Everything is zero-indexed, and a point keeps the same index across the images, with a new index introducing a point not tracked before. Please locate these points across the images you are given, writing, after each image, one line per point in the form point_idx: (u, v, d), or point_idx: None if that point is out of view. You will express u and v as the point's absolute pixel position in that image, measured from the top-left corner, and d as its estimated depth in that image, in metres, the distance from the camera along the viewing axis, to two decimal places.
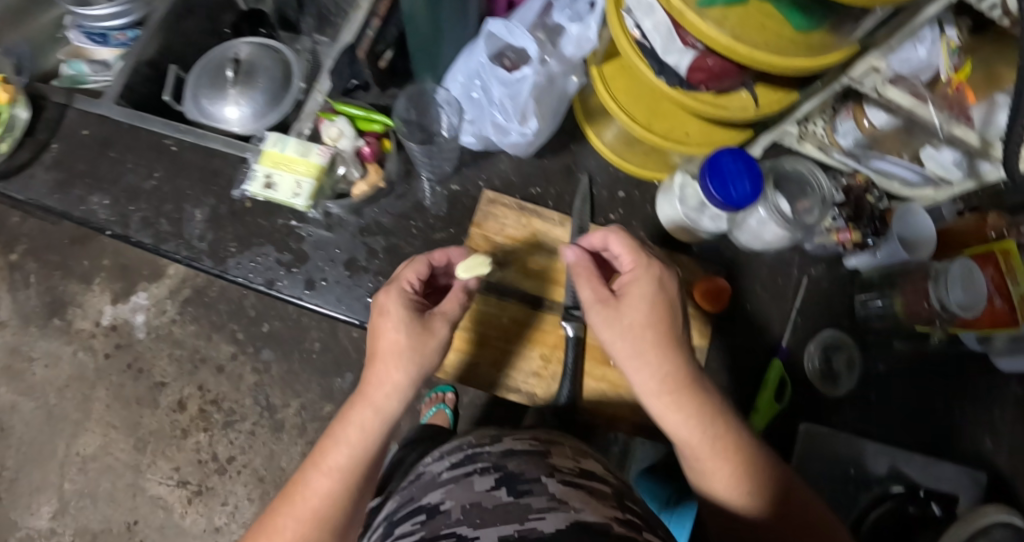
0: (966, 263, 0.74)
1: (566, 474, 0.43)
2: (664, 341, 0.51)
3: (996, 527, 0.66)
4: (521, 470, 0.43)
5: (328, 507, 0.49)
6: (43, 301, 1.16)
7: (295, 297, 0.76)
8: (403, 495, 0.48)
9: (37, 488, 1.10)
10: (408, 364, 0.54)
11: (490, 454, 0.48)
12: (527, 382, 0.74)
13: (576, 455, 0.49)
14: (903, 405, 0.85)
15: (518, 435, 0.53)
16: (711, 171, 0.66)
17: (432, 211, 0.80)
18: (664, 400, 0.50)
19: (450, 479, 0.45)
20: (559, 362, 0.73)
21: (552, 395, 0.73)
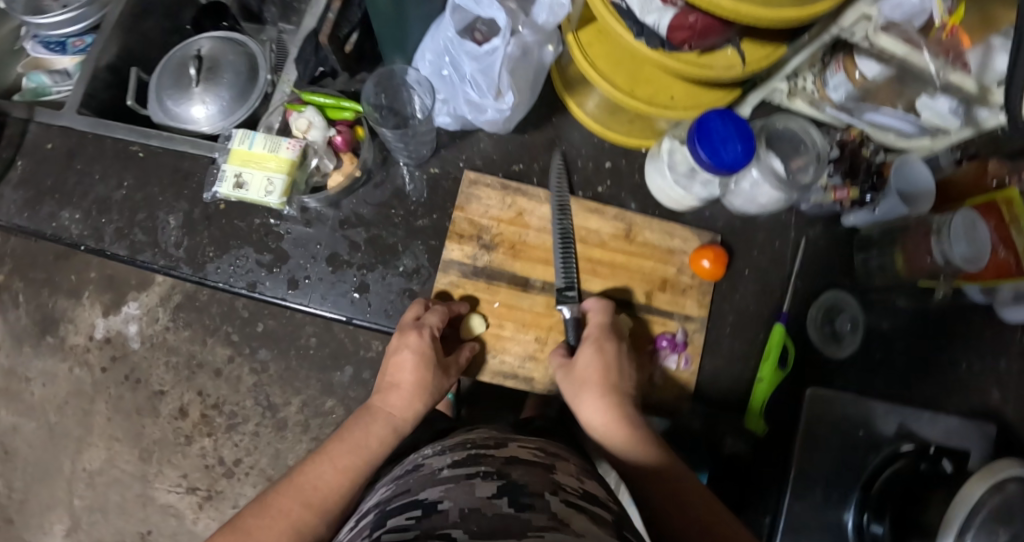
0: (969, 214, 0.72)
1: (568, 494, 0.43)
2: (604, 387, 0.59)
3: (1011, 483, 0.57)
4: (525, 483, 0.43)
5: (333, 500, 0.53)
6: (33, 319, 1.18)
7: (280, 298, 0.74)
8: (399, 486, 0.48)
9: (47, 506, 1.14)
10: (429, 394, 0.63)
11: (493, 460, 0.48)
12: (525, 366, 0.72)
13: (580, 473, 0.50)
14: (906, 362, 0.84)
15: (525, 440, 0.55)
16: (699, 133, 0.63)
17: (413, 197, 0.77)
18: (601, 433, 0.57)
19: (450, 478, 0.45)
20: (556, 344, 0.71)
21: (551, 378, 0.72)
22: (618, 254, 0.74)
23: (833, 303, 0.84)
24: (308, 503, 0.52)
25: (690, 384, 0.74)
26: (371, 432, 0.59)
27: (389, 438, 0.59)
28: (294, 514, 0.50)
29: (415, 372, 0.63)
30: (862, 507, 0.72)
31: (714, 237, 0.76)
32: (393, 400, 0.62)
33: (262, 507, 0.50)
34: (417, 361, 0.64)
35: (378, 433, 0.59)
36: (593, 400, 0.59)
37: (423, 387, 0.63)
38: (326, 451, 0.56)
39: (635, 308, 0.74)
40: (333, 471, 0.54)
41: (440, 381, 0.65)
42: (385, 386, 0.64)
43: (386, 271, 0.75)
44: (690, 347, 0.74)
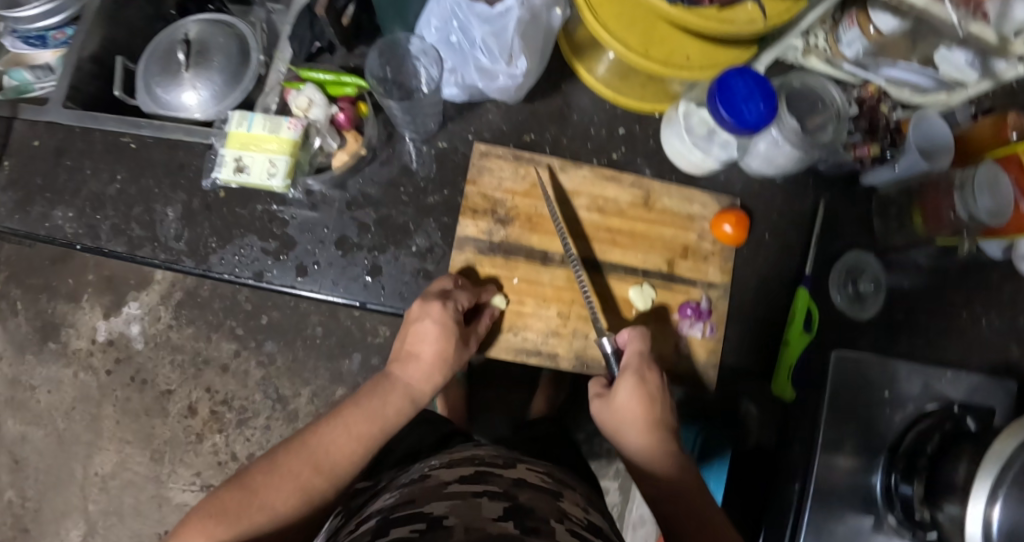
0: (992, 167, 0.70)
1: (575, 524, 0.42)
2: (649, 423, 0.58)
3: None
4: (533, 507, 0.42)
5: (342, 469, 0.57)
6: (35, 326, 1.22)
7: (289, 286, 0.71)
8: (397, 495, 0.45)
9: (64, 512, 1.22)
10: (446, 369, 0.65)
11: (500, 479, 0.47)
12: (548, 342, 0.71)
13: (585, 504, 0.49)
14: (932, 326, 0.81)
15: (533, 462, 0.53)
16: (718, 91, 0.60)
17: (421, 173, 0.74)
18: (645, 446, 0.57)
19: (453, 494, 0.43)
20: (579, 317, 0.71)
21: (575, 352, 0.71)
22: (637, 222, 0.72)
23: (856, 263, 0.81)
24: (319, 468, 0.56)
25: (716, 350, 0.72)
26: (390, 402, 0.61)
27: (404, 410, 0.62)
28: (304, 476, 0.55)
29: (435, 345, 0.64)
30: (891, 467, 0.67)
31: (732, 203, 0.74)
32: (412, 372, 0.64)
33: (274, 464, 0.55)
34: (437, 333, 0.64)
35: (396, 404, 0.61)
36: (641, 414, 0.58)
37: (442, 361, 0.64)
38: (344, 415, 0.60)
39: (658, 277, 0.71)
40: (347, 438, 0.58)
41: (459, 353, 0.66)
42: (405, 354, 0.65)
43: (398, 251, 0.72)
44: (714, 314, 0.72)
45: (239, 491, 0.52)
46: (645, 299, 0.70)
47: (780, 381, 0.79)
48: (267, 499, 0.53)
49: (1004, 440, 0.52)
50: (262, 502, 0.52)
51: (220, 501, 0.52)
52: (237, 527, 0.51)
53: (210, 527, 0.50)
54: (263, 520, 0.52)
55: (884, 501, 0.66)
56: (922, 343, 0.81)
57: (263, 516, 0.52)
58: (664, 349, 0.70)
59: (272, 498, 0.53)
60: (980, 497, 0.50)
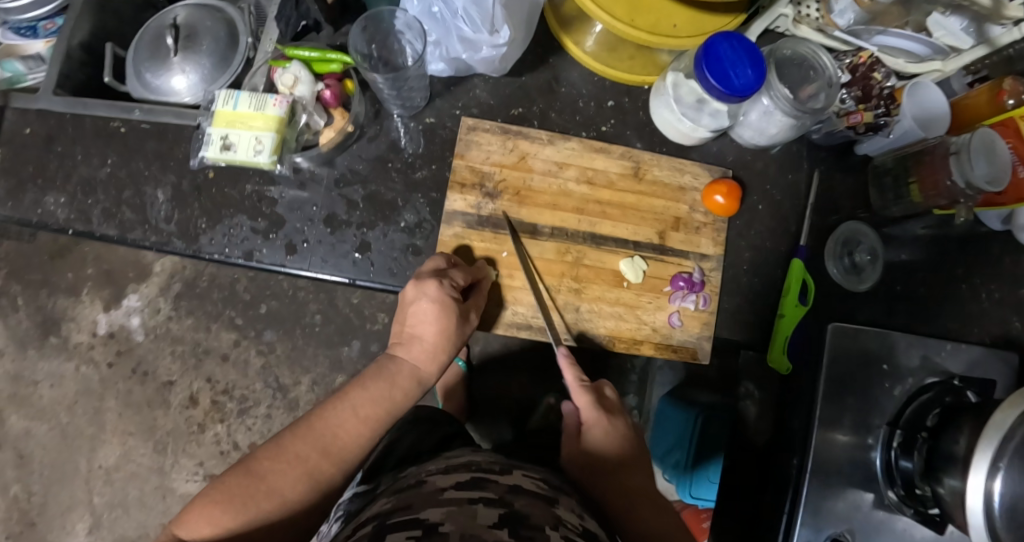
0: (987, 134, 0.68)
1: (570, 530, 0.45)
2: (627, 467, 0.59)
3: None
4: (528, 513, 0.45)
5: (349, 453, 0.58)
6: (36, 322, 1.23)
7: (279, 265, 0.71)
8: (394, 499, 0.47)
9: (69, 506, 1.22)
10: (449, 348, 0.65)
11: (495, 486, 0.49)
12: (537, 315, 0.70)
13: (580, 508, 0.51)
14: (927, 297, 0.81)
15: (530, 470, 0.56)
16: (705, 58, 0.59)
17: (409, 149, 0.74)
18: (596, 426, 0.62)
19: (450, 501, 0.46)
20: (568, 290, 0.70)
21: (563, 325, 0.70)
22: (626, 194, 0.72)
23: (852, 234, 0.81)
24: (326, 452, 0.57)
25: (711, 323, 0.71)
26: (395, 384, 0.62)
27: (409, 391, 0.63)
28: (311, 461, 0.55)
29: (435, 325, 0.64)
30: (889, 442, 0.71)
31: (725, 173, 0.74)
32: (416, 351, 0.64)
33: (279, 449, 0.55)
34: (436, 312, 0.64)
35: (402, 385, 0.62)
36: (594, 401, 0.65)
37: (443, 340, 0.64)
38: (349, 398, 0.60)
39: (649, 249, 0.71)
40: (353, 422, 0.59)
41: (461, 329, 0.66)
42: (407, 334, 0.65)
43: (387, 227, 0.72)
44: (707, 286, 0.72)
45: (245, 477, 0.53)
46: (637, 271, 0.70)
47: (775, 353, 0.79)
48: (274, 485, 0.54)
49: (1004, 412, 0.56)
50: (269, 488, 0.53)
51: (227, 487, 0.53)
52: (245, 512, 0.52)
53: (219, 514, 0.51)
54: (272, 506, 0.53)
55: (884, 477, 0.71)
56: (921, 315, 0.80)
57: (271, 502, 0.53)
58: (654, 323, 0.70)
59: (279, 484, 0.54)
60: (980, 470, 0.55)
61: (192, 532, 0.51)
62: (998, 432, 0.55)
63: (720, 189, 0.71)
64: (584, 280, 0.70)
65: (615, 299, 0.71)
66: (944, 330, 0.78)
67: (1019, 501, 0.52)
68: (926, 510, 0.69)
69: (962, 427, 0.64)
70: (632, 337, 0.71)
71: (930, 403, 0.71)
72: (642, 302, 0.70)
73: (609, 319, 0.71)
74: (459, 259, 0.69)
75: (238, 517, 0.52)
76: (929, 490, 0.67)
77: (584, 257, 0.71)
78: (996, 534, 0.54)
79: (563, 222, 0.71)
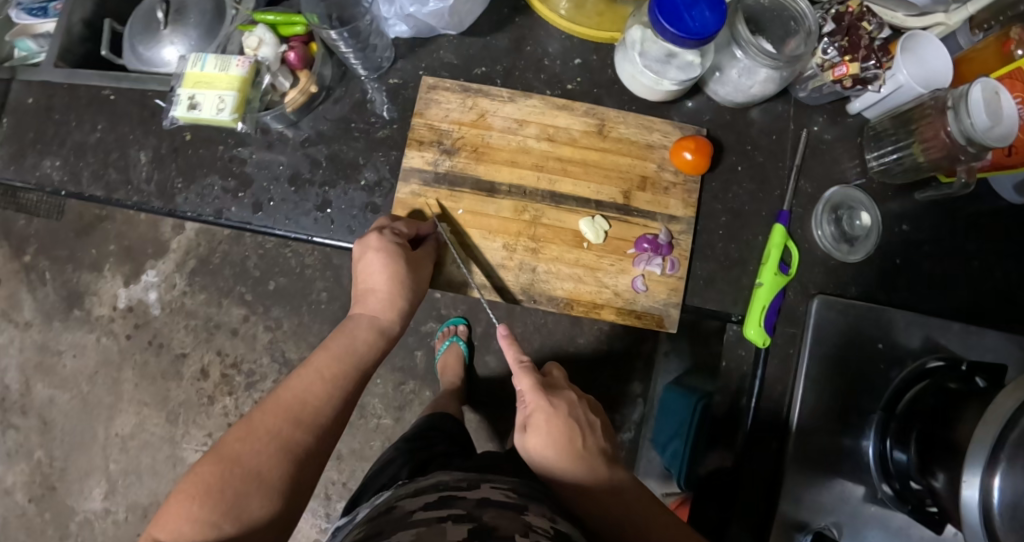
0: (988, 84, 0.63)
1: (541, 535, 0.48)
2: (570, 456, 0.58)
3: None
4: (496, 525, 0.47)
5: (320, 412, 0.58)
6: (61, 295, 1.28)
7: (246, 222, 0.76)
8: (371, 528, 0.50)
9: (87, 471, 1.29)
10: (404, 295, 0.68)
11: (464, 502, 0.52)
12: (495, 272, 0.75)
13: (551, 511, 0.53)
14: (934, 272, 0.74)
15: (497, 481, 0.57)
16: (661, 3, 0.62)
17: (374, 107, 0.78)
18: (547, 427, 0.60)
19: (420, 522, 0.48)
20: (526, 249, 0.74)
21: (520, 283, 0.75)
22: (590, 150, 0.75)
23: (842, 200, 0.75)
24: (297, 420, 0.56)
25: (678, 289, 0.74)
26: (356, 336, 0.65)
27: (372, 339, 0.65)
28: (284, 431, 0.54)
29: (385, 272, 0.67)
30: (882, 433, 0.67)
31: (697, 131, 0.76)
32: (372, 303, 0.67)
33: (247, 428, 0.54)
34: (385, 261, 0.67)
35: (363, 336, 0.65)
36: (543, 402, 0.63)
37: (397, 288, 0.68)
38: (312, 362, 0.61)
39: (613, 209, 0.75)
40: (319, 382, 0.59)
41: (414, 275, 0.69)
42: (362, 290, 0.68)
43: (348, 186, 0.76)
44: (676, 250, 0.74)
45: (217, 465, 0.50)
46: (598, 231, 0.74)
47: (751, 327, 0.73)
48: (251, 465, 0.52)
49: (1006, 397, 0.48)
50: (247, 468, 0.51)
51: (200, 478, 0.50)
52: (225, 499, 0.49)
53: (194, 508, 0.48)
54: (255, 488, 0.51)
55: (878, 470, 0.67)
56: (923, 291, 0.74)
57: (253, 484, 0.51)
58: (609, 281, 0.74)
59: (255, 462, 0.52)
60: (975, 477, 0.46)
61: (170, 536, 0.47)
62: (999, 421, 0.47)
63: (687, 145, 0.73)
64: (541, 240, 0.74)
65: (574, 260, 0.74)
66: (946, 307, 0.73)
67: (1022, 502, 0.44)
68: (923, 505, 0.63)
69: (962, 415, 0.57)
70: (592, 300, 0.74)
71: (930, 388, 0.65)
72: (602, 264, 0.74)
73: (568, 281, 0.74)
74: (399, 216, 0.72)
75: (219, 506, 0.49)
76: (923, 484, 0.61)
77: (542, 216, 0.74)
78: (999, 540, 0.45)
79: (521, 180, 0.75)
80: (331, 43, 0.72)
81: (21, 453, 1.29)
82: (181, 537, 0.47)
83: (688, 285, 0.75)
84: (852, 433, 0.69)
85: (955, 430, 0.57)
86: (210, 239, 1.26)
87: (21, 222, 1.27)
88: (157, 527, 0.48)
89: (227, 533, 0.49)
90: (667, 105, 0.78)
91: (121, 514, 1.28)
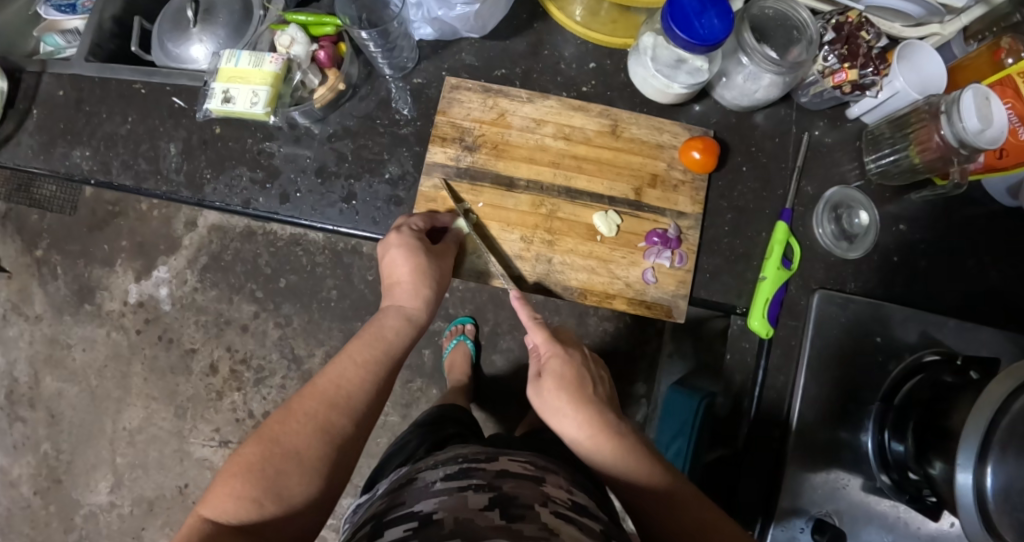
0: (981, 90, 0.67)
1: (558, 505, 0.51)
2: (580, 398, 0.63)
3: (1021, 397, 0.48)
4: (516, 495, 0.51)
5: (354, 397, 0.60)
6: (72, 289, 1.30)
7: (273, 213, 0.80)
8: (395, 496, 0.53)
9: (93, 465, 1.30)
10: (428, 284, 0.70)
11: (483, 472, 0.55)
12: (513, 264, 0.79)
13: (568, 484, 0.56)
14: (930, 271, 0.78)
15: (514, 454, 0.60)
16: (672, 13, 0.66)
17: (398, 106, 0.82)
18: (559, 390, 0.63)
19: (443, 491, 0.51)
20: (542, 241, 0.78)
21: (538, 273, 0.78)
22: (604, 149, 0.79)
23: (841, 200, 0.79)
24: (332, 403, 0.58)
25: (685, 282, 0.78)
26: (385, 325, 0.67)
27: (400, 328, 0.68)
28: (320, 414, 0.57)
29: (409, 266, 0.70)
30: (881, 425, 0.71)
31: (704, 132, 0.80)
32: (399, 295, 0.70)
33: (286, 412, 0.57)
34: (408, 255, 0.70)
35: (391, 325, 0.67)
36: (558, 360, 0.66)
37: (421, 279, 0.70)
38: (346, 350, 0.64)
39: (625, 205, 0.78)
40: (353, 368, 0.62)
41: (435, 267, 0.72)
42: (389, 283, 0.71)
43: (372, 179, 0.80)
44: (684, 244, 0.78)
45: (258, 444, 0.53)
46: (610, 225, 0.78)
47: (755, 318, 0.76)
48: (290, 445, 0.54)
49: (998, 383, 0.50)
50: (286, 448, 0.54)
51: (242, 458, 0.53)
52: (267, 477, 0.52)
53: (237, 485, 0.51)
54: (294, 468, 0.53)
55: (877, 461, 0.70)
56: (919, 289, 0.78)
57: (292, 464, 0.54)
58: (621, 275, 0.78)
59: (294, 443, 0.54)
60: (970, 461, 0.50)
61: (217, 511, 0.51)
62: (992, 405, 0.50)
63: (697, 145, 0.77)
64: (557, 233, 0.78)
65: (587, 252, 0.78)
66: (941, 304, 0.77)
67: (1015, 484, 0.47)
68: (920, 495, 0.67)
69: (958, 403, 0.61)
70: (605, 290, 0.78)
71: (926, 380, 0.68)
72: (614, 255, 0.78)
73: (582, 272, 0.78)
74: (422, 214, 0.74)
75: (261, 484, 0.52)
76: (921, 473, 0.65)
77: (557, 210, 0.78)
78: (987, 519, 0.49)
79: (538, 176, 0.79)
80: (361, 43, 0.76)
81: (28, 446, 1.30)
82: (227, 512, 0.50)
83: (694, 279, 0.79)
84: (852, 426, 0.72)
85: (952, 417, 0.61)
86: (222, 236, 1.28)
87: (34, 216, 1.29)
88: (204, 504, 0.51)
89: (268, 510, 0.51)
90: (677, 108, 0.82)
91: (126, 508, 1.29)
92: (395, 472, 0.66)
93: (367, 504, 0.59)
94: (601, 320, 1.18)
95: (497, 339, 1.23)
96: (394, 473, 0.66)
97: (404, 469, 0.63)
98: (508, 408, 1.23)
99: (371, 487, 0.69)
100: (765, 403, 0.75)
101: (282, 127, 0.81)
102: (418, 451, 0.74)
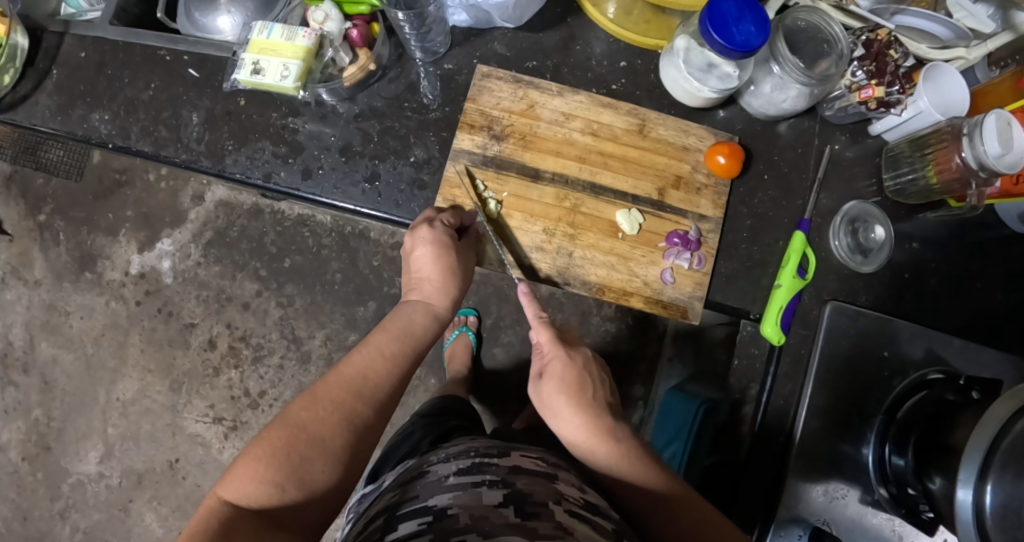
0: (1003, 116, 0.69)
1: (571, 503, 0.51)
2: (579, 402, 0.63)
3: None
4: (530, 492, 0.51)
5: (379, 387, 0.60)
6: (74, 256, 1.29)
7: (294, 188, 0.80)
8: (407, 489, 0.53)
9: (84, 434, 1.28)
10: (454, 282, 0.72)
11: (496, 468, 0.55)
12: (533, 256, 0.79)
13: (578, 482, 0.57)
14: (939, 290, 0.79)
15: (526, 450, 0.60)
16: (711, 16, 0.67)
17: (427, 91, 0.82)
18: (559, 397, 0.63)
19: (456, 486, 0.51)
20: (564, 236, 0.78)
21: (558, 267, 0.78)
22: (630, 148, 0.80)
23: (858, 214, 0.80)
24: (358, 393, 0.59)
25: (702, 283, 0.78)
26: (413, 320, 0.68)
27: (426, 323, 0.69)
28: (347, 403, 0.57)
29: (437, 262, 0.71)
30: (882, 439, 0.72)
31: (730, 138, 0.81)
32: (426, 290, 0.71)
33: (311, 398, 0.57)
34: (436, 251, 0.71)
35: (419, 320, 0.68)
36: (560, 364, 0.66)
37: (448, 276, 0.72)
38: (372, 340, 0.64)
39: (648, 204, 0.79)
40: (380, 360, 0.62)
41: (461, 264, 0.73)
42: (415, 279, 0.72)
43: (396, 161, 0.80)
44: (703, 246, 0.79)
45: (284, 429, 0.53)
46: (632, 223, 0.78)
47: (768, 325, 0.76)
48: (314, 431, 0.54)
49: (1004, 403, 0.51)
50: (313, 434, 0.53)
51: (266, 442, 0.52)
52: (291, 463, 0.52)
53: (262, 470, 0.51)
54: (318, 455, 0.53)
55: (877, 474, 0.71)
56: (928, 307, 0.78)
57: (315, 451, 0.54)
58: (641, 275, 0.79)
59: (320, 430, 0.54)
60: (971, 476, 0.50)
61: (239, 495, 0.50)
62: (996, 422, 0.50)
63: (724, 150, 0.78)
64: (579, 227, 0.78)
65: (608, 249, 0.78)
66: (949, 323, 0.78)
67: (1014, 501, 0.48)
68: (917, 510, 0.69)
69: (961, 421, 0.63)
70: (623, 287, 0.79)
71: (928, 398, 0.70)
72: (636, 255, 0.79)
73: (601, 267, 0.78)
74: (450, 210, 0.75)
75: (284, 468, 0.51)
76: (920, 488, 0.66)
77: (581, 205, 0.79)
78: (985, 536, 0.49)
79: (564, 169, 0.79)
80: (395, 25, 0.77)
81: (19, 411, 1.29)
82: (248, 495, 0.50)
83: (711, 281, 0.79)
84: (854, 439, 0.72)
85: (952, 435, 0.62)
86: (229, 212, 1.28)
87: (40, 180, 1.29)
88: (225, 486, 0.50)
89: (290, 495, 0.51)
90: (702, 112, 0.82)
91: (114, 479, 1.27)
92: (400, 465, 0.65)
93: (375, 496, 0.59)
94: (603, 320, 1.24)
95: (499, 331, 1.26)
96: (399, 465, 0.66)
97: (410, 462, 0.63)
98: (506, 400, 1.24)
99: (374, 479, 0.69)
100: (771, 411, 0.75)
101: (308, 104, 0.81)
102: (421, 442, 0.74)
